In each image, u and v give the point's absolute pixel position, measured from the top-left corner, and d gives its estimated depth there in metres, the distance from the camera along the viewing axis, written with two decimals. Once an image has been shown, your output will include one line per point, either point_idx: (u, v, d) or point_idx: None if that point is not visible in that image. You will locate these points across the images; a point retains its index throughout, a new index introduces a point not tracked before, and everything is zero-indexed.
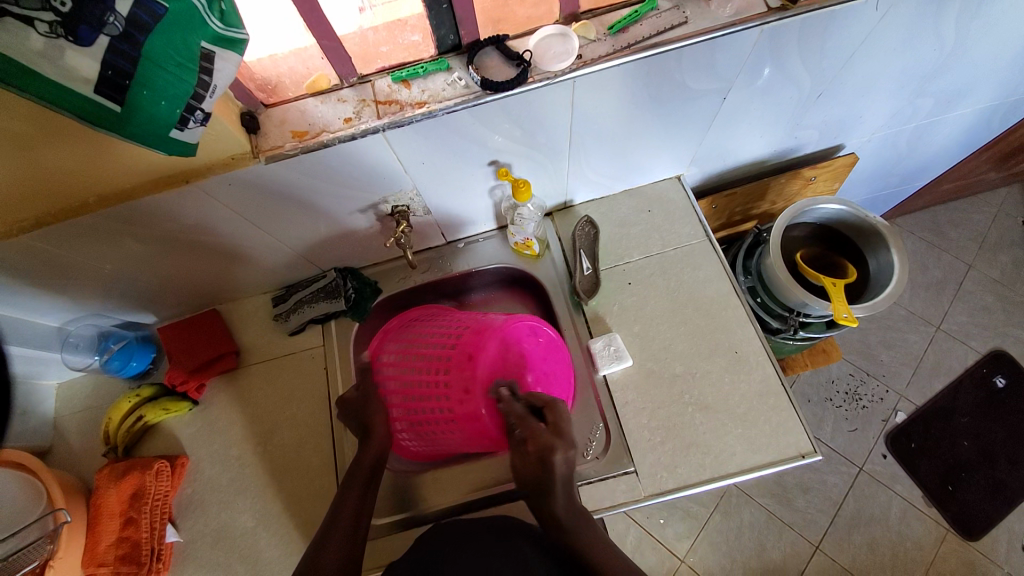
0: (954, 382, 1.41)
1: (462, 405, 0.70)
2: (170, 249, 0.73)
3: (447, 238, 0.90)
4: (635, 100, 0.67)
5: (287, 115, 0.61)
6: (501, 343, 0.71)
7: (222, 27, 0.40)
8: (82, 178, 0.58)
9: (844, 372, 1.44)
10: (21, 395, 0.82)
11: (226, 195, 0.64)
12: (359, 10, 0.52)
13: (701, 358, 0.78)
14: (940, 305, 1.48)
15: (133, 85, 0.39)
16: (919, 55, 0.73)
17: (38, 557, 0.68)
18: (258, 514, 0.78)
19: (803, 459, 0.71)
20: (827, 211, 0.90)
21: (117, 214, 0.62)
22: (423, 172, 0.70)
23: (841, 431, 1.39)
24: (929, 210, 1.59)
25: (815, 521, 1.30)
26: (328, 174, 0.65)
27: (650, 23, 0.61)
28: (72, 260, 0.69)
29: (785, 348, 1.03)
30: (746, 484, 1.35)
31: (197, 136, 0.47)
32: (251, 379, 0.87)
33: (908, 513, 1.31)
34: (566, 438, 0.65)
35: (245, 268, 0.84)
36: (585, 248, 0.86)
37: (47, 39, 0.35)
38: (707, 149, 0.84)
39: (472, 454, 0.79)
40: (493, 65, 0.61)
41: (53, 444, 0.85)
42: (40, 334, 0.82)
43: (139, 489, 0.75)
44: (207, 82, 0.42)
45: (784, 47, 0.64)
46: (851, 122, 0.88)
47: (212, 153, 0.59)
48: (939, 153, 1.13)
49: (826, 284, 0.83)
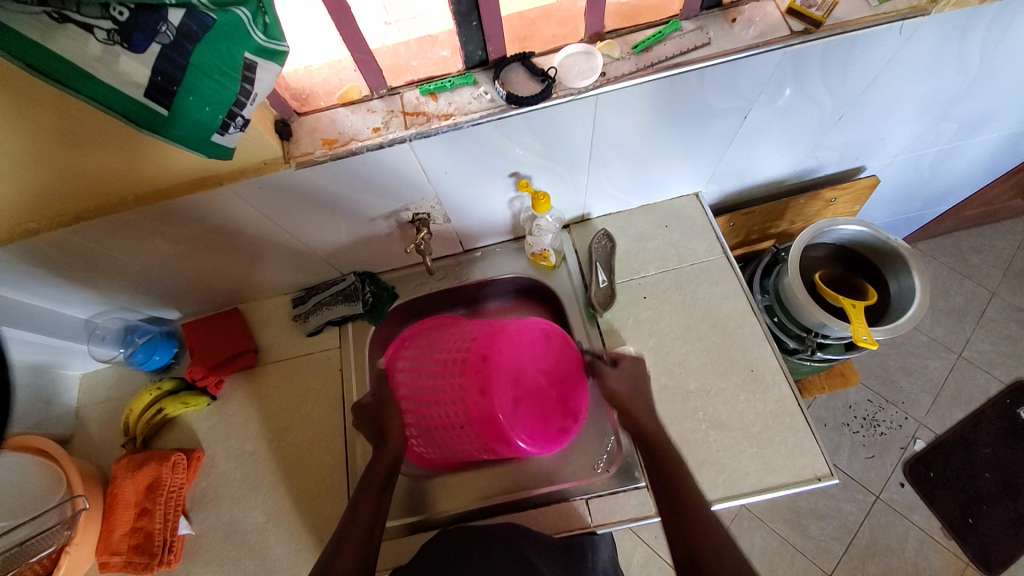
0: (976, 412, 1.37)
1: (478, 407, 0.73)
2: (199, 248, 0.76)
3: (465, 246, 0.91)
4: (658, 116, 0.68)
5: (318, 122, 0.63)
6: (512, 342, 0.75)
7: (265, 39, 0.42)
8: (122, 177, 0.61)
9: (861, 397, 1.41)
10: (46, 384, 0.85)
11: (255, 197, 0.67)
12: (384, 23, 0.55)
13: (716, 375, 0.78)
14: (961, 332, 1.45)
15: (180, 91, 0.41)
16: (944, 80, 0.73)
17: (56, 541, 0.70)
18: (269, 510, 0.79)
19: (819, 482, 0.69)
20: (847, 233, 0.89)
21: (151, 212, 0.65)
22: (445, 181, 0.71)
23: (857, 458, 1.35)
24: (951, 235, 1.56)
25: (828, 550, 1.27)
26: (355, 181, 0.67)
27: (673, 43, 0.62)
28: (105, 254, 0.72)
29: (801, 369, 1.02)
30: (757, 507, 1.32)
31: (235, 141, 0.49)
32: (267, 378, 0.89)
33: (927, 546, 1.26)
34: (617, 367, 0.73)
35: (267, 268, 0.86)
36: (602, 260, 0.86)
37: (104, 46, 0.37)
38: (726, 167, 0.85)
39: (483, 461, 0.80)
40: (518, 80, 0.63)
41: (75, 433, 0.88)
42: (68, 325, 0.85)
43: (155, 480, 0.77)
44: (248, 90, 0.45)
45: (806, 69, 0.65)
46: (873, 145, 0.87)
47: (245, 158, 0.61)
48: (963, 179, 1.11)
49: (845, 304, 0.82)
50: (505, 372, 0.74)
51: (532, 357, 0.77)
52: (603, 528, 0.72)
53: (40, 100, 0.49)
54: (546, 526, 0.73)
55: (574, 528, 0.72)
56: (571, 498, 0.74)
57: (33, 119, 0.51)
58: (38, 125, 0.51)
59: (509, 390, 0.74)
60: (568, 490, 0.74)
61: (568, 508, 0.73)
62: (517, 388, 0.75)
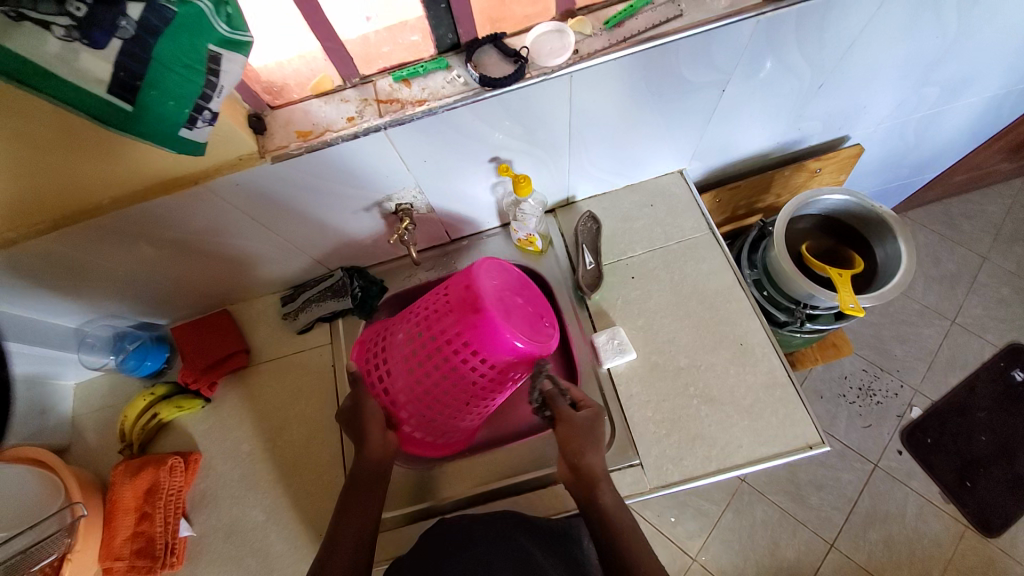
0: (970, 377, 1.39)
1: (470, 371, 0.67)
2: (183, 250, 0.75)
3: (452, 235, 0.91)
4: (635, 93, 0.68)
5: (292, 115, 0.63)
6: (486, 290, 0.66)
7: (229, 31, 0.41)
8: (97, 181, 0.60)
9: (856, 367, 1.42)
10: (39, 395, 0.85)
11: (235, 195, 0.66)
12: (366, 18, 0.56)
13: (706, 351, 0.78)
14: (953, 299, 1.46)
15: (143, 87, 0.41)
16: (921, 43, 0.73)
17: (57, 549, 0.70)
18: (269, 508, 0.80)
19: (811, 451, 0.70)
20: (832, 202, 0.90)
21: (131, 216, 0.65)
22: (425, 169, 0.71)
23: (855, 428, 1.37)
24: (940, 202, 1.56)
25: (829, 520, 1.28)
26: (332, 173, 0.67)
27: (646, 17, 0.62)
28: (88, 262, 0.71)
29: (793, 342, 1.03)
30: (758, 481, 1.34)
31: (205, 135, 0.48)
32: (260, 377, 0.89)
33: (925, 510, 1.28)
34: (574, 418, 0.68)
35: (254, 268, 0.85)
36: (588, 243, 0.86)
37: (63, 43, 0.36)
38: (708, 143, 0.85)
39: (478, 446, 0.80)
40: (491, 62, 0.62)
41: (72, 442, 0.88)
42: (57, 334, 0.84)
43: (153, 485, 0.77)
44: (214, 83, 0.44)
45: (781, 38, 0.65)
46: (855, 113, 0.87)
47: (220, 155, 0.61)
48: (948, 144, 1.11)
49: (832, 275, 0.83)
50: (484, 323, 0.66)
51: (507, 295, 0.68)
52: None
53: (6, 103, 0.48)
54: (541, 508, 0.74)
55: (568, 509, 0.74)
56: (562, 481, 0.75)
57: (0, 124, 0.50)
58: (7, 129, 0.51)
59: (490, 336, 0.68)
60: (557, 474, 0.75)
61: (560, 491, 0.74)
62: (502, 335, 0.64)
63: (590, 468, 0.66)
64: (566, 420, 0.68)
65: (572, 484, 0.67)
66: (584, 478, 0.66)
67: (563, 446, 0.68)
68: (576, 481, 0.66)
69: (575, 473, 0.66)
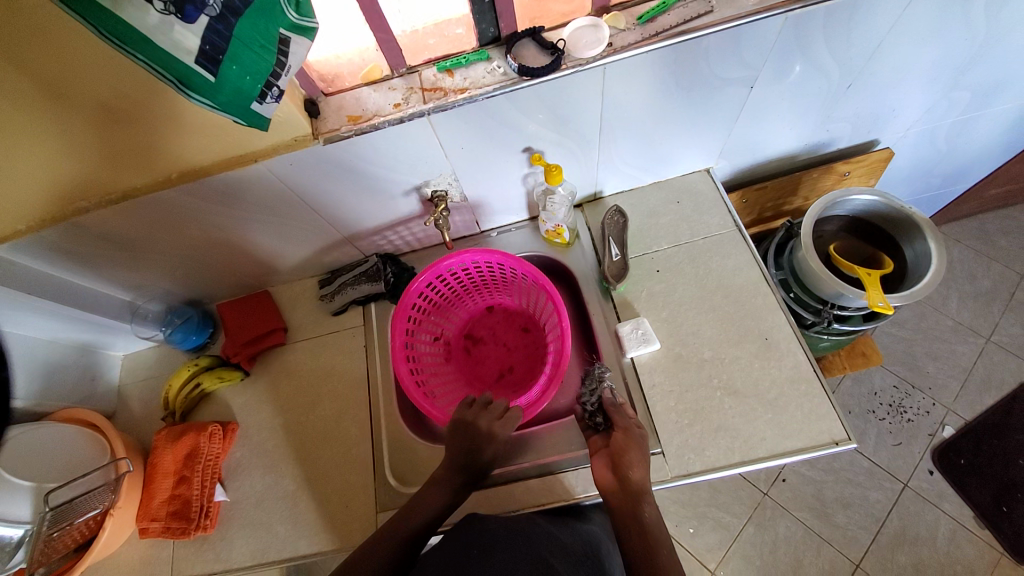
0: (1009, 397, 1.33)
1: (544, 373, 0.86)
2: (233, 228, 0.81)
3: (482, 226, 0.95)
4: (664, 86, 0.70)
5: (344, 102, 0.68)
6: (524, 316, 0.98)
7: (297, 17, 0.47)
8: (165, 155, 0.66)
9: (887, 382, 1.38)
10: (91, 362, 0.91)
11: (287, 174, 0.71)
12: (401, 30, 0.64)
13: (730, 345, 0.79)
14: (990, 316, 1.41)
15: (225, 61, 0.45)
16: (953, 44, 0.74)
17: (101, 503, 0.75)
18: (298, 479, 0.83)
19: (837, 446, 0.69)
20: (860, 203, 0.89)
21: (191, 189, 0.70)
22: (462, 156, 0.75)
23: (885, 445, 1.32)
24: (976, 218, 1.52)
25: (856, 539, 1.24)
26: (377, 157, 0.71)
27: (678, 13, 0.65)
28: (147, 236, 0.77)
29: (820, 345, 1.02)
30: (780, 495, 1.30)
31: (271, 110, 0.53)
32: (296, 355, 0.94)
33: (960, 535, 1.22)
34: (620, 426, 0.72)
35: (294, 250, 0.91)
36: (615, 235, 0.88)
37: (161, 15, 0.40)
38: (736, 141, 0.86)
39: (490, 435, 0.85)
40: (530, 54, 0.66)
41: (118, 409, 0.94)
42: (114, 305, 0.90)
43: (193, 449, 0.81)
44: (284, 62, 0.49)
45: (810, 35, 0.66)
46: (885, 117, 0.88)
47: (278, 135, 0.66)
48: (983, 153, 1.10)
49: (861, 274, 0.82)
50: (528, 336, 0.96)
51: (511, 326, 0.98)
52: (590, 498, 0.74)
53: (82, 80, 0.54)
54: (561, 492, 0.75)
55: (578, 496, 0.74)
56: (558, 470, 0.77)
57: (80, 98, 0.56)
58: (89, 100, 0.57)
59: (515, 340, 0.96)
60: (559, 462, 0.77)
61: (555, 481, 0.76)
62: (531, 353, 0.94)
63: (633, 482, 0.67)
64: (628, 432, 0.71)
65: (612, 496, 0.67)
66: (628, 492, 0.67)
67: (613, 456, 0.69)
68: (618, 487, 0.67)
69: (619, 484, 0.67)
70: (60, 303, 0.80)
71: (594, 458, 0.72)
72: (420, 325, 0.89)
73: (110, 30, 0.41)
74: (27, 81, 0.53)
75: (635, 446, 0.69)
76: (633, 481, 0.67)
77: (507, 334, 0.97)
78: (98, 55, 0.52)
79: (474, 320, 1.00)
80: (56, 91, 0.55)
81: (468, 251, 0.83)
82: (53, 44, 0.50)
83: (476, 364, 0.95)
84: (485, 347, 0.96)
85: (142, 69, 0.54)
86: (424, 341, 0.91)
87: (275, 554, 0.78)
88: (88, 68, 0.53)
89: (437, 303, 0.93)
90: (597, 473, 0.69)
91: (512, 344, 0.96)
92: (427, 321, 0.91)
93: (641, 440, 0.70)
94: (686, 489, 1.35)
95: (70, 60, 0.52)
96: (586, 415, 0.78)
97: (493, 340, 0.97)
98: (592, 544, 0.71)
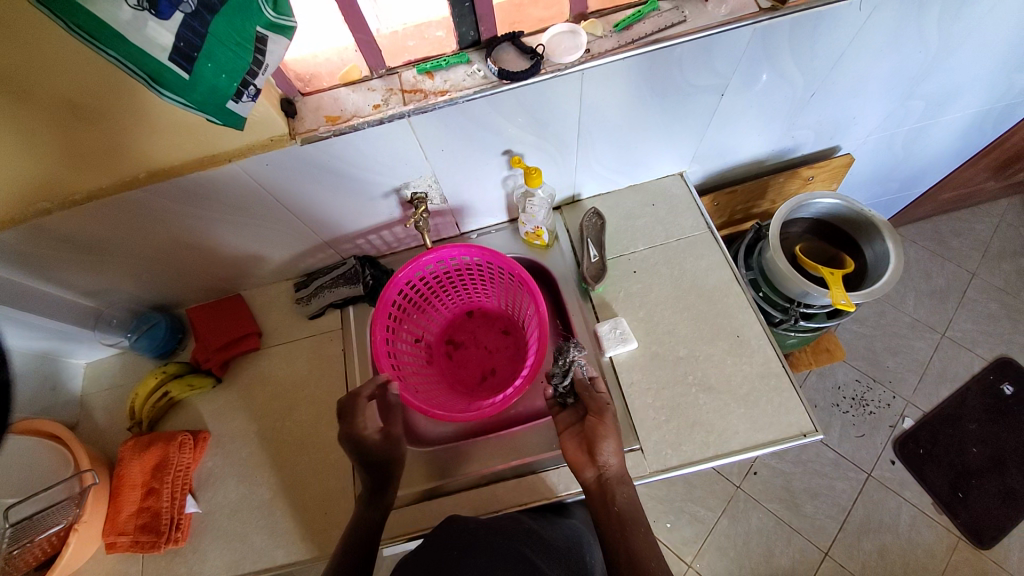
0: (961, 389, 1.42)
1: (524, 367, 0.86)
2: (205, 229, 0.78)
3: (462, 228, 0.95)
4: (640, 92, 0.72)
5: (322, 101, 0.67)
6: (505, 317, 0.98)
7: (275, 16, 0.46)
8: (133, 155, 0.64)
9: (850, 377, 1.45)
10: (52, 372, 0.87)
11: (262, 175, 0.70)
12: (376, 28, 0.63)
13: (704, 342, 0.81)
14: (944, 312, 1.50)
15: (199, 58, 0.44)
16: (907, 56, 0.78)
17: (64, 519, 0.71)
18: (275, 487, 0.81)
19: (805, 438, 0.73)
20: (823, 206, 0.94)
21: (163, 189, 0.68)
22: (442, 158, 0.75)
23: (848, 437, 1.39)
24: (931, 220, 1.62)
25: (824, 528, 1.29)
26: (354, 158, 0.71)
27: (652, 21, 0.67)
28: (113, 238, 0.74)
29: (788, 342, 1.06)
30: (753, 488, 1.35)
31: (248, 109, 0.52)
32: (271, 359, 0.91)
33: (919, 521, 1.29)
34: (599, 404, 0.73)
35: (268, 252, 0.88)
36: (592, 237, 0.90)
37: (134, 11, 0.40)
38: (708, 147, 0.89)
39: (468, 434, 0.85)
40: (509, 58, 0.67)
41: (80, 420, 0.89)
42: (75, 312, 0.85)
43: (162, 461, 0.78)
44: (261, 61, 0.48)
45: (777, 45, 0.70)
46: (846, 124, 0.93)
47: (254, 135, 0.65)
48: (936, 159, 1.17)
49: (824, 274, 0.87)
50: (509, 337, 0.96)
51: (492, 328, 0.98)
52: (572, 497, 0.75)
53: (39, 76, 0.52)
54: (543, 491, 0.75)
55: (561, 494, 0.75)
56: (540, 471, 0.77)
57: (37, 93, 0.53)
58: (48, 97, 0.54)
59: (496, 342, 0.96)
60: (540, 463, 0.77)
61: (538, 481, 0.76)
62: (512, 354, 0.94)
63: (609, 468, 0.68)
64: (602, 416, 0.72)
65: (588, 479, 0.69)
66: (604, 476, 0.68)
67: (588, 441, 0.70)
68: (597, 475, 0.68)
69: (595, 470, 0.68)
70: (18, 309, 0.75)
71: (565, 436, 0.73)
72: (401, 325, 0.89)
73: (80, 26, 0.40)
74: None
75: (609, 431, 0.70)
76: (608, 467, 0.68)
77: (488, 337, 0.97)
78: (69, 51, 0.50)
79: (455, 323, 1.00)
80: (10, 86, 0.52)
81: (448, 246, 0.84)
82: (15, 39, 0.48)
83: (457, 368, 0.95)
84: (466, 351, 0.96)
85: (110, 66, 0.53)
86: (406, 342, 0.91)
87: (251, 564, 0.76)
88: (47, 62, 0.51)
89: (418, 304, 0.93)
90: (572, 455, 0.71)
91: (492, 346, 0.96)
92: (408, 322, 0.91)
93: (611, 424, 0.71)
94: (664, 485, 1.38)
95: (29, 58, 0.50)
96: (557, 394, 0.78)
97: (474, 344, 0.97)
98: (575, 543, 0.73)
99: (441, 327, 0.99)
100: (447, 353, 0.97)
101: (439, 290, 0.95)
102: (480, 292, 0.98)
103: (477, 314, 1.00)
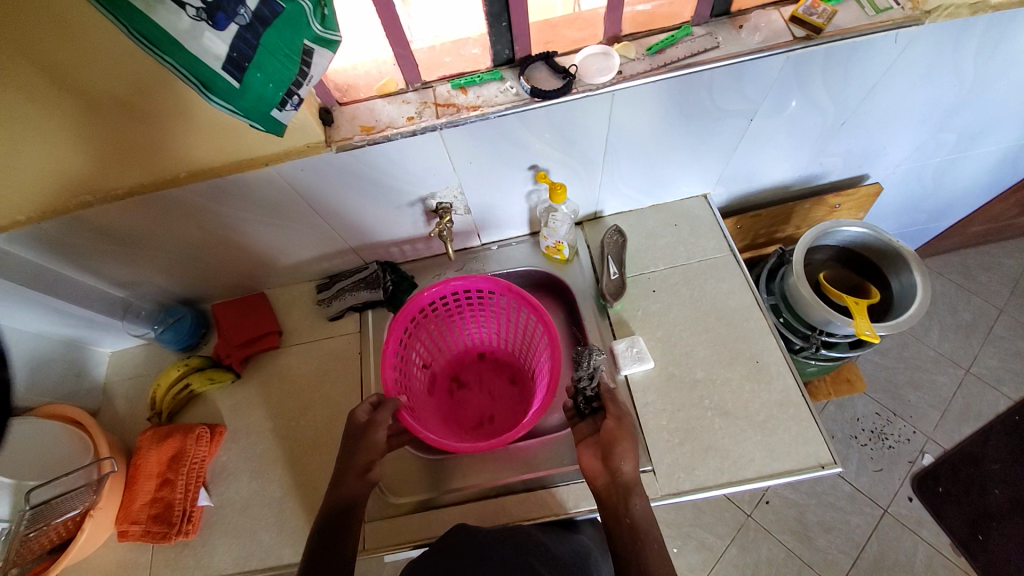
0: (985, 428, 1.37)
1: None
2: (236, 228, 0.81)
3: (483, 239, 0.96)
4: (668, 115, 0.73)
5: (357, 111, 0.69)
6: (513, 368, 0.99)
7: (321, 30, 0.48)
8: (175, 155, 0.67)
9: (869, 410, 1.41)
10: (78, 359, 0.90)
11: (296, 179, 0.72)
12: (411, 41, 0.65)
13: (722, 365, 0.80)
14: (969, 348, 1.46)
15: (250, 68, 0.46)
16: (941, 89, 0.78)
17: (81, 504, 0.73)
18: (286, 485, 0.82)
19: (823, 470, 0.71)
20: (849, 235, 0.93)
21: (201, 188, 0.71)
22: (469, 170, 0.77)
23: (865, 471, 1.35)
24: (959, 252, 1.58)
25: (836, 563, 1.25)
26: (386, 167, 0.72)
27: (685, 46, 0.68)
28: (148, 232, 0.77)
29: (807, 370, 1.04)
30: (763, 517, 1.32)
31: (290, 118, 0.54)
32: (289, 358, 0.93)
33: (936, 562, 1.25)
34: (619, 407, 0.73)
35: (293, 253, 0.91)
36: (613, 254, 0.90)
37: (193, 21, 0.42)
38: (733, 170, 0.89)
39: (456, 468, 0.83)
40: (541, 76, 0.68)
41: (101, 407, 0.92)
42: (105, 301, 0.88)
43: (179, 452, 0.80)
44: (306, 73, 0.50)
45: (810, 73, 0.70)
46: (875, 153, 0.92)
47: (291, 141, 0.67)
48: (967, 192, 1.15)
49: (848, 303, 0.85)
50: (513, 389, 0.96)
51: (498, 376, 0.99)
52: (583, 514, 0.74)
53: (92, 75, 0.54)
54: (553, 507, 0.75)
55: (570, 511, 0.74)
56: (552, 485, 0.77)
57: (89, 92, 0.56)
58: (100, 96, 0.57)
59: (499, 391, 0.96)
60: (551, 478, 0.77)
61: (550, 495, 0.76)
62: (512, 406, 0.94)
63: (624, 476, 0.67)
64: (621, 421, 0.71)
65: (600, 486, 0.68)
66: (616, 484, 0.67)
67: (604, 447, 0.70)
68: (609, 485, 0.67)
69: (608, 478, 0.68)
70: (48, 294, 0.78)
71: (580, 444, 0.72)
72: (416, 343, 0.90)
73: (142, 32, 0.42)
74: (37, 76, 0.53)
75: (626, 438, 0.69)
76: (625, 478, 0.67)
77: (493, 383, 0.98)
78: (123, 56, 0.53)
79: (465, 361, 1.00)
80: (65, 84, 0.55)
81: (476, 277, 0.85)
82: (75, 40, 0.51)
83: (456, 407, 0.94)
84: (468, 393, 0.96)
85: (160, 69, 0.55)
86: (415, 364, 0.92)
87: (257, 561, 0.76)
88: (100, 62, 0.53)
89: (435, 330, 0.95)
90: (585, 463, 0.70)
91: (495, 394, 0.96)
92: (422, 345, 0.92)
93: (628, 430, 0.70)
94: (672, 508, 1.36)
95: (87, 58, 0.53)
96: (581, 397, 0.77)
97: (478, 387, 0.97)
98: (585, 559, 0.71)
99: (450, 362, 1.00)
100: (448, 389, 0.96)
101: (457, 320, 0.97)
102: (495, 337, 1.00)
103: (487, 358, 1.01)
